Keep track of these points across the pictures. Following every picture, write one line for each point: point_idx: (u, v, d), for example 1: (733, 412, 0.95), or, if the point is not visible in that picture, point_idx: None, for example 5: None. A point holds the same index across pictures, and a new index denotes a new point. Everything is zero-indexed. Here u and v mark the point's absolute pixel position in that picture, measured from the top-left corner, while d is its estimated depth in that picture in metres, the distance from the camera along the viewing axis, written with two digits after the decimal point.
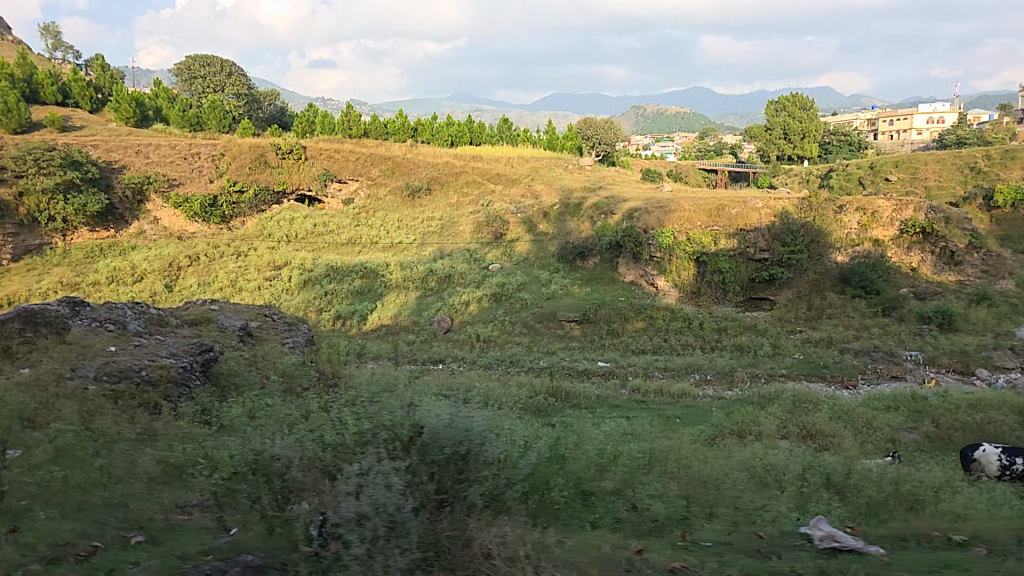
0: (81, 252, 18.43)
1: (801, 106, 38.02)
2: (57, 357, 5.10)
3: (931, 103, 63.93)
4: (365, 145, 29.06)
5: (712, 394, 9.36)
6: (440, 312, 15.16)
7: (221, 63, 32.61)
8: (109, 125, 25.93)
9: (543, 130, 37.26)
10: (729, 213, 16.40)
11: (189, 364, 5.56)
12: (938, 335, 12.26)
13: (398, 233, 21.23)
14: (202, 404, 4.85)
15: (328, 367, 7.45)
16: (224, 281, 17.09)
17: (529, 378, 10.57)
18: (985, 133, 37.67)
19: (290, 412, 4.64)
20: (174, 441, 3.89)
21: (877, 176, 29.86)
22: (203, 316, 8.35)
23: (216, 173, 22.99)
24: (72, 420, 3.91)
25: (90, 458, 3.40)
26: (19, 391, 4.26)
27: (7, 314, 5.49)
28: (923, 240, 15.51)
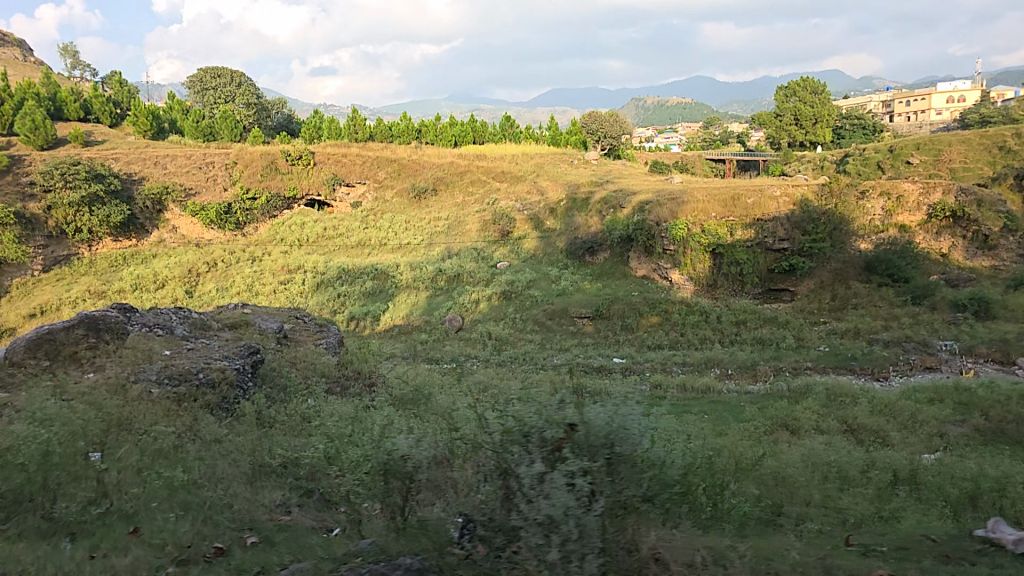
0: (106, 262, 18.60)
1: (813, 91, 37.76)
2: (120, 362, 5.21)
3: (946, 85, 62.96)
4: (371, 149, 29.12)
5: (738, 388, 9.35)
6: (451, 312, 15.24)
7: (232, 74, 33.00)
8: (128, 139, 26.19)
9: (546, 127, 36.99)
10: (745, 203, 16.13)
11: (242, 365, 5.65)
12: (973, 324, 11.96)
13: (407, 234, 21.26)
14: (259, 406, 4.93)
15: (362, 368, 7.51)
16: (242, 286, 17.17)
17: (550, 375, 10.54)
18: (1010, 108, 36.79)
19: (343, 416, 4.72)
20: (247, 444, 4.01)
21: (898, 159, 29.62)
22: (242, 319, 8.43)
23: (230, 180, 23.09)
24: (147, 423, 4.01)
25: (178, 463, 3.57)
26: (89, 394, 4.34)
27: (71, 320, 5.56)
28: (954, 224, 15.46)
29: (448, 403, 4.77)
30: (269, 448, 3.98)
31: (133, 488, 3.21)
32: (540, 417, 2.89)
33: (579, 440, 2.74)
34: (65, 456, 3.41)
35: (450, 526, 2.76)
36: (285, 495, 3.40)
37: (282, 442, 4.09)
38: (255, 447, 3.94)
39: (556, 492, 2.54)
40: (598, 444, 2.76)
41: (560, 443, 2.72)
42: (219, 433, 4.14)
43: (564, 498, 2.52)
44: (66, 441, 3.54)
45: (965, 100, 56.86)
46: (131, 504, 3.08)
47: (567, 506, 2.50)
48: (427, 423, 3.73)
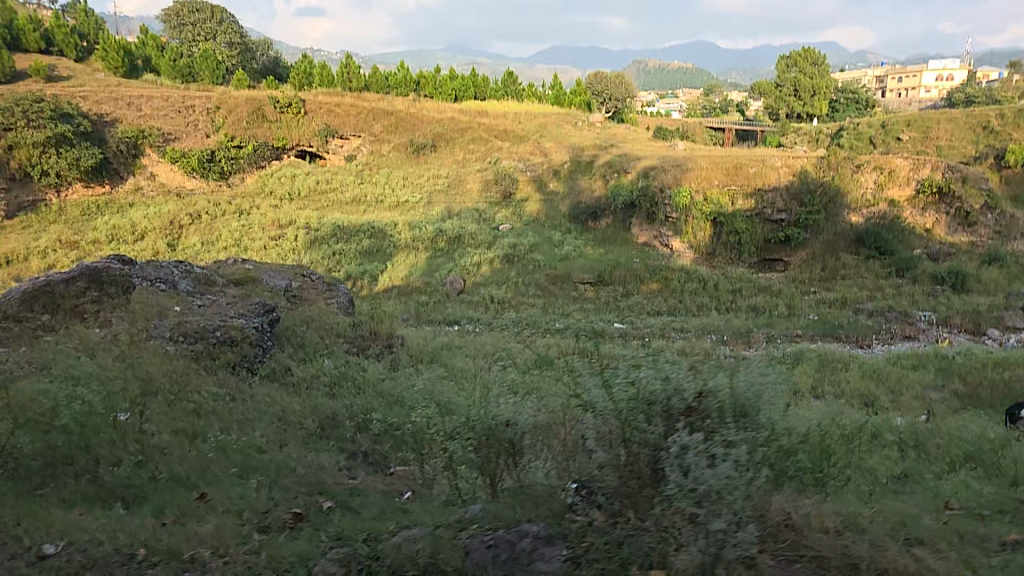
0: (78, 210, 18.12)
1: (812, 62, 36.54)
2: (129, 318, 4.67)
3: (940, 62, 62.34)
4: (369, 99, 28.41)
5: (734, 353, 9.48)
6: (453, 273, 15.07)
7: (210, 9, 32.17)
8: (96, 74, 25.64)
9: (549, 86, 36.44)
10: (748, 171, 15.99)
11: (260, 324, 5.29)
12: (950, 295, 12.26)
13: (405, 191, 20.97)
14: (278, 362, 4.78)
15: (375, 328, 7.43)
16: (229, 241, 17.02)
17: (557, 339, 10.43)
18: (995, 91, 36.73)
19: (356, 377, 4.68)
20: (285, 406, 3.93)
21: (889, 135, 29.16)
22: (247, 276, 7.77)
23: (212, 127, 22.78)
24: (168, 380, 3.88)
25: (223, 433, 3.47)
26: (100, 358, 3.98)
27: (69, 269, 4.93)
28: (939, 201, 15.42)
29: (485, 385, 4.84)
30: (301, 405, 3.98)
31: (175, 450, 3.17)
32: (666, 379, 2.58)
33: (711, 409, 2.44)
34: (91, 414, 3.30)
35: (563, 493, 2.61)
36: (336, 457, 3.39)
37: (316, 403, 4.06)
38: (288, 408, 3.90)
39: (702, 463, 2.25)
40: (735, 413, 2.45)
41: (694, 414, 2.45)
42: (243, 392, 4.05)
43: (724, 469, 2.22)
44: (92, 397, 3.45)
45: (951, 79, 57.13)
46: (177, 465, 3.04)
47: (731, 479, 2.20)
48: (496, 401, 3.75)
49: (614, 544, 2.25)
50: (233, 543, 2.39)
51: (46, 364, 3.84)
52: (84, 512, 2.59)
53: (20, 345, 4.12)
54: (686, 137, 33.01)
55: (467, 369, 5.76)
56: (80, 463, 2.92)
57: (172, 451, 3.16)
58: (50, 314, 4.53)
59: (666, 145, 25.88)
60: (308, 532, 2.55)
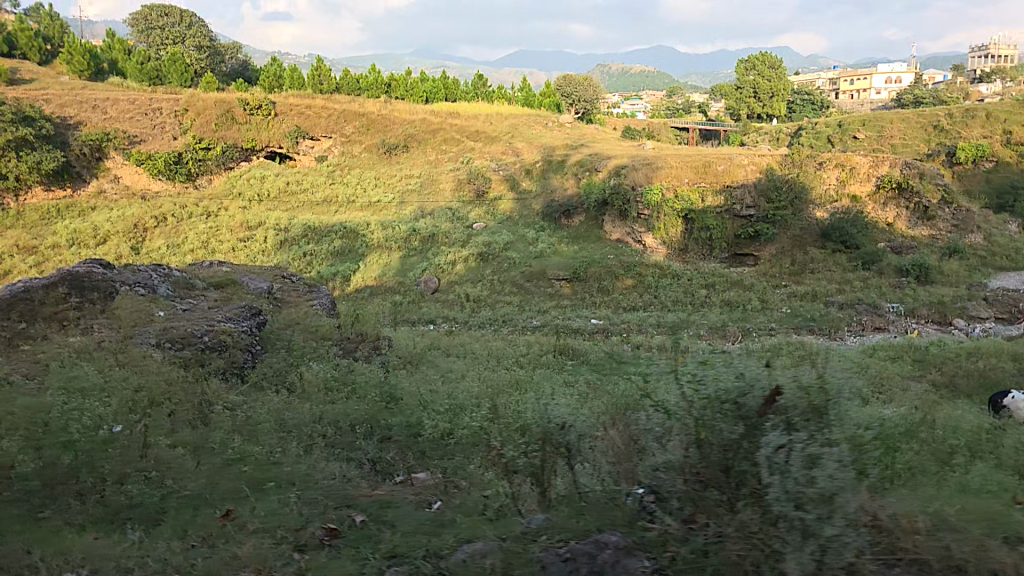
0: (36, 214, 17.51)
1: (771, 65, 38.01)
2: (113, 324, 4.48)
3: (892, 66, 64.20)
4: (338, 101, 28.02)
5: (711, 347, 9.50)
6: (426, 273, 14.89)
7: (180, 13, 31.52)
8: (61, 78, 24.87)
9: (517, 87, 36.60)
10: (717, 169, 15.88)
11: (249, 328, 5.13)
12: (916, 287, 12.53)
13: (375, 191, 20.70)
14: (269, 366, 4.64)
15: (358, 330, 7.22)
16: (195, 243, 16.60)
17: (535, 337, 10.32)
18: (942, 92, 38.08)
19: (351, 380, 4.57)
20: (287, 414, 3.79)
21: (846, 134, 29.68)
22: (227, 278, 7.53)
23: (180, 129, 22.23)
24: (159, 386, 3.71)
25: (230, 443, 3.33)
26: (85, 369, 3.79)
27: (48, 275, 4.73)
28: (899, 196, 15.65)
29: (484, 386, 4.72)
30: (298, 411, 3.85)
31: (179, 460, 3.06)
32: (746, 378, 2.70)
33: (791, 405, 2.55)
34: (79, 434, 3.15)
35: (626, 495, 2.63)
36: (344, 467, 3.28)
37: (326, 410, 3.95)
38: (289, 414, 3.79)
39: (805, 467, 2.36)
40: (810, 412, 2.54)
41: (774, 416, 2.54)
42: (238, 399, 3.91)
43: (830, 472, 2.34)
44: (82, 416, 3.30)
45: (901, 82, 58.98)
46: (191, 479, 2.93)
47: (838, 480, 2.34)
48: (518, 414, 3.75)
49: (699, 553, 2.24)
50: (269, 566, 2.28)
51: (27, 377, 3.67)
52: (100, 538, 2.48)
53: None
54: (653, 136, 33.33)
55: (454, 373, 5.59)
56: (84, 484, 2.81)
57: (178, 462, 3.05)
58: (28, 322, 4.33)
59: (634, 145, 26.03)
60: (343, 551, 2.44)
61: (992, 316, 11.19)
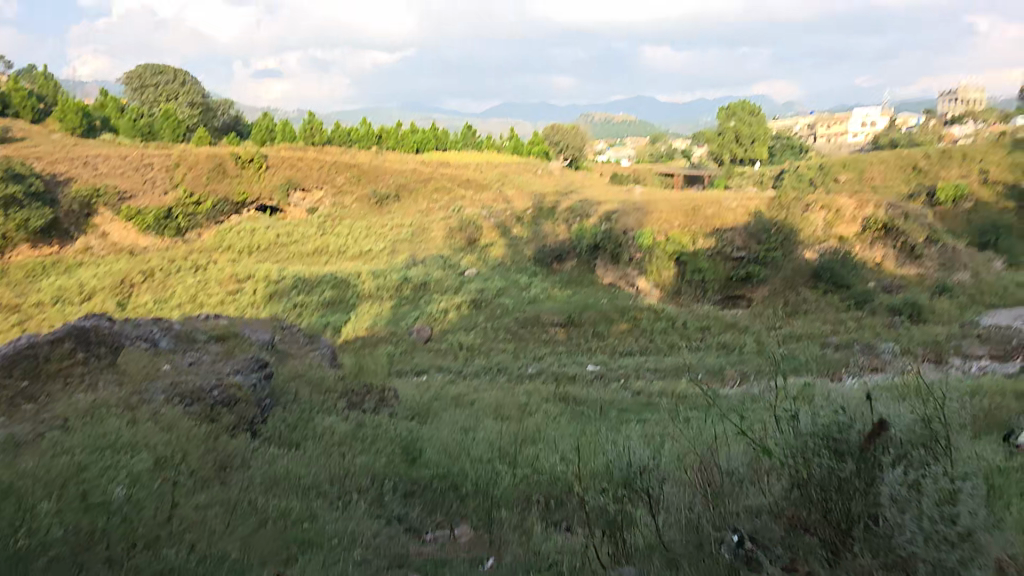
0: (22, 271, 17.26)
1: (750, 111, 38.80)
2: (120, 381, 4.38)
3: (867, 109, 66.20)
4: (328, 152, 28.38)
5: (710, 391, 9.38)
6: (419, 321, 14.82)
7: (174, 72, 32.22)
8: (52, 135, 25.04)
9: (505, 136, 37.38)
10: (705, 213, 16.87)
11: (256, 381, 5.05)
12: (909, 326, 12.57)
13: (366, 241, 20.79)
14: (279, 420, 4.56)
15: (366, 382, 7.11)
16: (183, 298, 16.51)
17: (533, 385, 10.18)
18: (917, 135, 39.19)
19: (362, 433, 4.45)
20: (317, 468, 3.70)
21: (828, 177, 30.44)
22: (231, 331, 7.44)
23: (170, 183, 22.25)
24: (172, 444, 3.61)
25: (260, 502, 3.22)
26: (95, 428, 3.68)
27: (55, 329, 4.64)
28: (885, 235, 15.96)
29: (498, 437, 4.61)
30: (313, 466, 3.73)
31: (208, 521, 2.96)
32: (846, 419, 2.72)
33: (896, 440, 2.53)
34: (89, 499, 2.99)
35: (724, 545, 2.62)
36: (379, 525, 3.15)
37: (359, 464, 3.85)
38: (304, 470, 3.65)
39: (919, 492, 2.24)
40: (912, 446, 2.51)
41: (875, 448, 2.51)
42: (252, 456, 3.81)
43: (953, 501, 2.17)
44: (92, 480, 3.15)
45: (877, 125, 60.81)
46: (228, 540, 2.82)
47: (965, 505, 2.13)
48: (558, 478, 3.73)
49: None
50: None
51: (34, 439, 3.54)
52: None
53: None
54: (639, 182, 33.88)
55: (458, 424, 5.44)
56: (107, 546, 2.67)
57: (208, 522, 2.95)
58: (31, 378, 4.20)
59: (622, 189, 26.39)
60: None
61: (986, 353, 11.00)
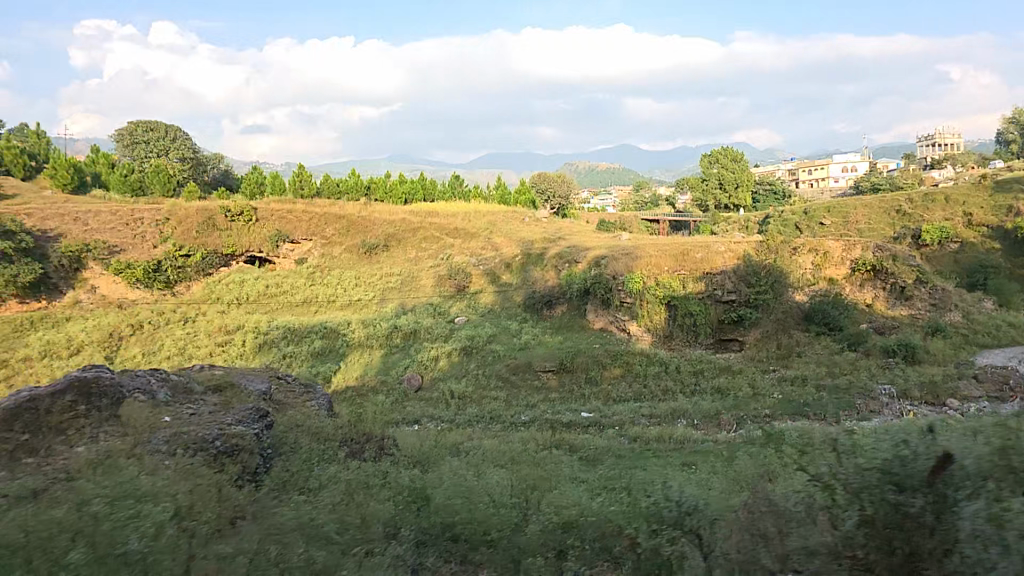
0: (11, 326, 17.10)
1: (733, 158, 39.90)
2: (122, 432, 4.32)
3: (846, 155, 67.96)
4: (318, 204, 28.66)
5: (707, 436, 9.33)
6: (410, 370, 14.74)
7: (165, 128, 32.76)
8: (44, 192, 25.08)
9: (493, 185, 38.01)
10: (695, 257, 16.65)
11: (259, 430, 4.99)
12: (905, 367, 12.66)
13: (356, 291, 20.84)
14: (283, 469, 4.51)
15: (365, 432, 7.04)
16: (171, 350, 16.31)
17: (528, 433, 10.04)
18: (897, 179, 40.21)
19: (363, 483, 4.33)
20: (333, 514, 3.61)
21: (813, 221, 31.04)
22: (227, 381, 7.38)
23: (160, 238, 22.32)
24: (179, 490, 3.56)
25: (272, 544, 3.07)
26: (98, 478, 3.60)
27: (56, 381, 4.59)
28: (874, 277, 16.24)
29: (502, 486, 4.46)
30: (318, 514, 3.59)
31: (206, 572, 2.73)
32: (915, 453, 2.70)
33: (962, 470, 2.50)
34: (81, 543, 2.79)
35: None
36: None
37: (374, 510, 3.77)
38: (311, 520, 3.51)
39: (990, 512, 2.19)
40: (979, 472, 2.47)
41: (946, 482, 2.48)
42: (259, 505, 3.74)
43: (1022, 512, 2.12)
44: (92, 521, 3.00)
45: (857, 170, 62.41)
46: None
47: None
48: (582, 520, 3.59)
49: None
50: None
51: (36, 492, 3.47)
52: None
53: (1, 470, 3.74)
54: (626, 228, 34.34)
55: (452, 473, 5.32)
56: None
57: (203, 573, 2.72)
58: (31, 431, 4.13)
59: (610, 236, 26.75)
60: None
61: (983, 395, 11.24)
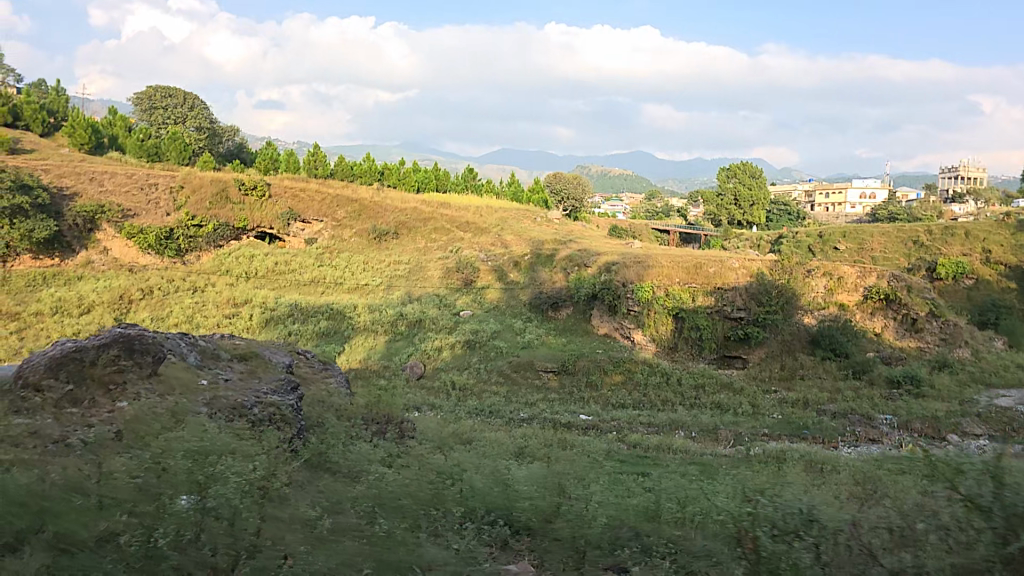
0: (22, 280, 17.34)
1: (751, 175, 39.82)
2: (163, 390, 4.38)
3: (864, 181, 67.70)
4: (332, 186, 28.72)
5: (706, 449, 9.32)
6: (412, 358, 14.79)
7: (183, 95, 32.58)
8: (61, 150, 25.32)
9: (507, 182, 38.01)
10: (707, 271, 16.45)
11: (294, 403, 5.05)
12: (908, 399, 12.62)
13: (363, 275, 20.93)
14: (318, 439, 4.58)
15: (383, 413, 7.12)
16: (180, 317, 16.44)
17: (529, 429, 10.06)
18: (914, 210, 40.05)
19: (396, 464, 4.30)
20: (379, 490, 3.64)
21: (827, 245, 30.99)
22: (252, 351, 7.45)
23: (174, 206, 22.32)
24: (228, 447, 3.57)
25: (333, 512, 3.11)
26: (144, 430, 3.66)
27: (102, 335, 4.63)
28: (885, 307, 16.12)
29: (534, 479, 4.48)
30: (362, 491, 3.56)
31: (292, 533, 2.72)
32: None
33: None
34: (148, 501, 2.76)
35: None
36: (448, 543, 3.02)
37: (412, 487, 3.80)
38: (362, 496, 3.47)
39: None
40: None
41: None
42: (301, 470, 3.76)
43: None
44: (150, 479, 2.97)
45: (874, 198, 62.29)
46: (319, 547, 2.61)
47: None
48: (632, 523, 3.64)
49: None
50: None
51: (87, 440, 3.47)
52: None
53: (47, 417, 3.74)
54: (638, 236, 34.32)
55: (466, 460, 5.32)
56: (204, 545, 2.44)
57: (290, 533, 2.70)
58: (76, 381, 4.18)
59: (622, 242, 26.77)
60: None
61: (985, 433, 11.11)
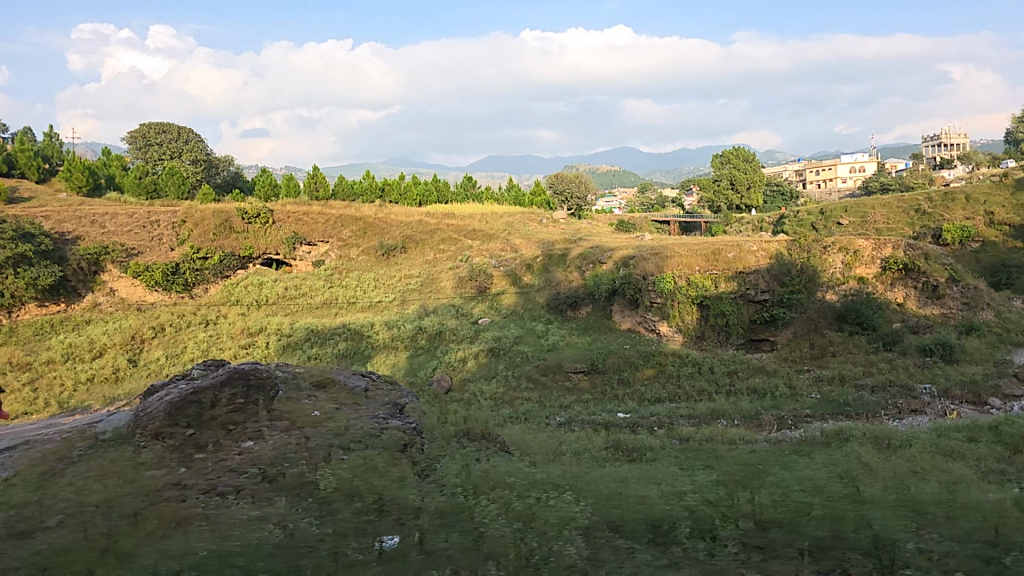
0: (30, 329, 16.85)
1: (744, 158, 39.56)
2: (287, 428, 4.22)
3: (854, 155, 67.10)
4: (334, 206, 28.46)
5: (760, 436, 8.89)
6: (438, 370, 14.28)
7: (177, 129, 32.34)
8: (59, 194, 25.12)
9: (506, 187, 37.66)
10: (726, 256, 15.89)
11: (408, 423, 4.91)
12: (943, 366, 12.13)
13: (375, 292, 20.60)
14: (442, 451, 4.42)
15: (460, 425, 6.62)
16: (195, 352, 16.02)
17: (580, 433, 9.54)
18: (908, 179, 39.67)
19: (545, 476, 4.10)
20: (537, 503, 3.54)
21: (829, 221, 30.59)
22: (327, 377, 7.20)
23: (177, 241, 21.98)
24: (383, 487, 3.48)
25: (522, 535, 3.02)
26: (295, 472, 3.55)
27: (218, 374, 4.42)
28: (904, 276, 15.59)
29: (681, 482, 4.28)
30: (534, 510, 3.40)
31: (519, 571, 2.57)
32: None
33: None
34: (357, 553, 2.66)
35: None
36: (647, 553, 2.93)
37: (564, 497, 3.69)
38: (547, 518, 3.30)
39: None
40: None
41: None
42: (456, 490, 3.63)
43: None
44: (349, 531, 2.90)
45: (864, 169, 61.54)
46: None
47: None
48: (803, 516, 3.53)
49: None
50: None
51: (235, 487, 3.32)
52: None
53: (179, 466, 3.55)
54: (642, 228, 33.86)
55: (564, 462, 5.15)
56: None
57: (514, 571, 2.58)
58: (196, 426, 4.00)
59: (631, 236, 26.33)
60: None
61: None
